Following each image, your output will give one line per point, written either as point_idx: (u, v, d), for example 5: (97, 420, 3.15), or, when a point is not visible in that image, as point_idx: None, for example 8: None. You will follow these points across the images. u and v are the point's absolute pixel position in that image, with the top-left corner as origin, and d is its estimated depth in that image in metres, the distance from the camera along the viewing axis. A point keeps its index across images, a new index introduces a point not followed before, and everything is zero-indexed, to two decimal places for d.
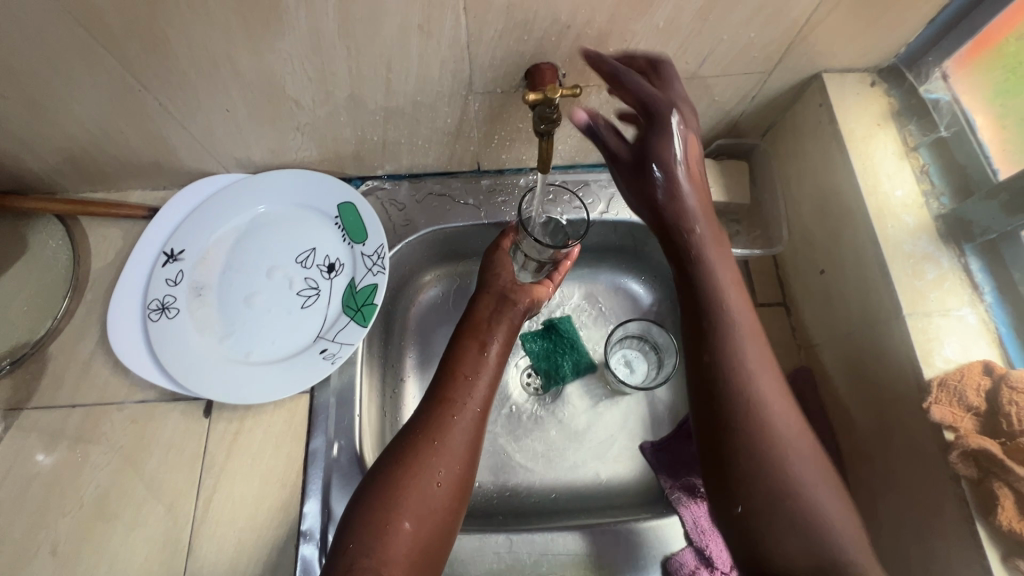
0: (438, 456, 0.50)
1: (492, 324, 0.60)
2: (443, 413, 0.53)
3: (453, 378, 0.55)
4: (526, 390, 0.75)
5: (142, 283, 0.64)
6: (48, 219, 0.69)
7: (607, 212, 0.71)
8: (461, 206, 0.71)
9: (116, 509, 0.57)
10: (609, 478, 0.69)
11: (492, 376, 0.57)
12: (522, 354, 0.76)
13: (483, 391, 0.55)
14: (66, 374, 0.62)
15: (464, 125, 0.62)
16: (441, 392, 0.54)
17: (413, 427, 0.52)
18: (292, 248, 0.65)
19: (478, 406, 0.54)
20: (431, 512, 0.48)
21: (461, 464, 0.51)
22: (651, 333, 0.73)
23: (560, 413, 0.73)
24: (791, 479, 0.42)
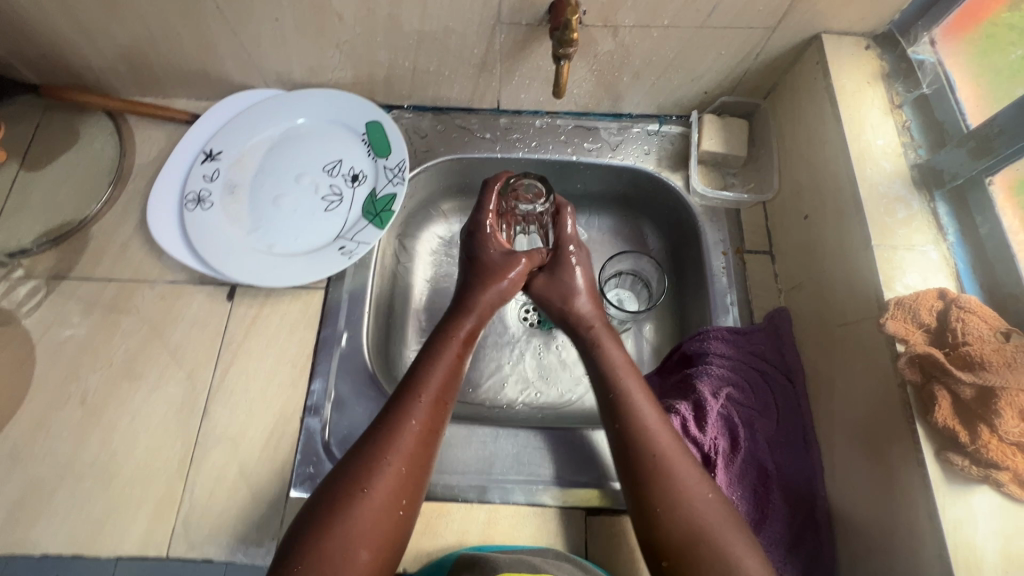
0: (383, 482, 0.49)
1: (456, 336, 0.60)
2: (398, 430, 0.52)
3: (408, 401, 0.54)
4: (524, 323, 0.80)
5: (180, 177, 0.70)
6: (101, 116, 0.75)
7: (614, 155, 0.76)
8: (479, 139, 0.76)
9: (141, 370, 0.62)
10: (593, 405, 0.74)
11: (444, 392, 0.56)
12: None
13: (431, 410, 0.54)
14: (105, 252, 0.68)
15: (489, 58, 0.68)
16: (397, 419, 0.53)
17: (361, 455, 0.51)
18: (320, 159, 0.71)
19: (425, 423, 0.53)
20: (377, 542, 0.47)
21: (407, 490, 0.50)
22: (642, 269, 0.79)
23: (553, 345, 0.78)
24: (701, 529, 0.48)
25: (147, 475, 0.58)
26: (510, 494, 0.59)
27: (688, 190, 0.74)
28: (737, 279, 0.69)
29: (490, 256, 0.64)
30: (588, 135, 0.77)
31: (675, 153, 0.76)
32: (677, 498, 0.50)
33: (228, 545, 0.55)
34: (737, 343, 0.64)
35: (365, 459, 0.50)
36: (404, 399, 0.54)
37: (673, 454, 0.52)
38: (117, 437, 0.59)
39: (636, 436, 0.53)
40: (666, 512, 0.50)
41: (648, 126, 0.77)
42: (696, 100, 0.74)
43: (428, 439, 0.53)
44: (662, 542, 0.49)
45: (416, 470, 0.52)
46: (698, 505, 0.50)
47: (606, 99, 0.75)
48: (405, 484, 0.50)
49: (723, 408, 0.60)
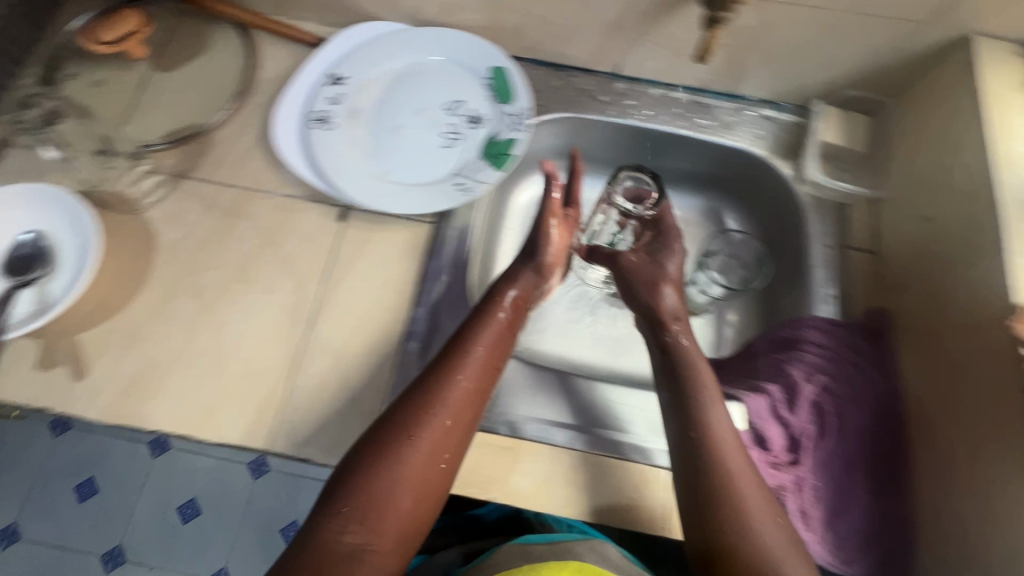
0: (428, 432, 0.50)
1: (504, 302, 0.61)
2: (449, 382, 0.53)
3: (461, 354, 0.55)
4: (604, 291, 0.80)
5: (304, 96, 0.71)
6: (231, 29, 0.77)
7: (725, 135, 0.76)
8: (595, 101, 0.77)
9: (253, 274, 0.65)
10: None
11: (493, 354, 0.57)
12: None
13: (479, 373, 0.55)
14: (226, 158, 0.70)
15: (625, 18, 0.68)
16: (445, 378, 0.53)
17: (408, 407, 0.51)
18: (441, 96, 0.71)
19: (474, 382, 0.54)
20: (417, 494, 0.48)
21: (452, 445, 0.51)
22: (735, 251, 0.80)
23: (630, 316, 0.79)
24: (751, 527, 0.48)
25: (253, 373, 0.60)
26: (597, 445, 0.61)
27: (798, 180, 0.73)
28: (838, 273, 0.69)
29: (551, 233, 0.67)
30: (702, 111, 0.76)
31: (788, 140, 0.75)
32: (728, 496, 0.50)
33: (325, 448, 0.58)
34: (833, 334, 0.64)
35: (413, 408, 0.51)
36: (452, 361, 0.55)
37: (731, 455, 0.53)
38: (227, 333, 0.62)
39: (695, 423, 0.55)
40: (720, 501, 0.50)
41: (764, 111, 0.76)
42: (820, 90, 0.74)
43: (475, 400, 0.54)
44: (705, 536, 0.49)
45: (462, 426, 0.52)
46: (751, 504, 0.50)
47: (729, 77, 0.74)
48: (450, 438, 0.51)
49: (813, 395, 0.62)
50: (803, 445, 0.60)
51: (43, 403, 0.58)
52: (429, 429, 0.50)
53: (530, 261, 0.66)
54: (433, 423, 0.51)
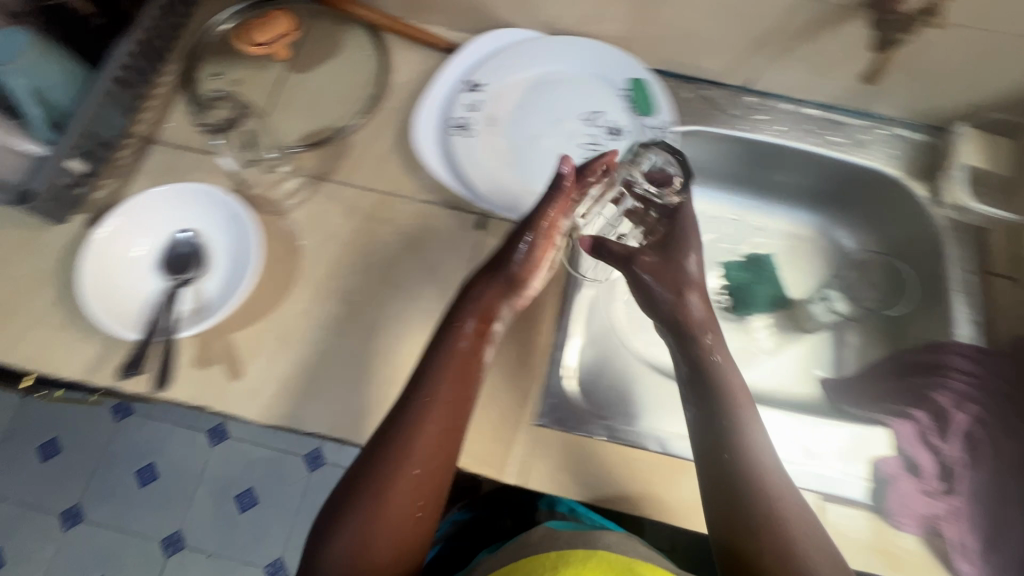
0: (405, 485, 0.47)
1: (491, 338, 0.54)
2: (415, 428, 0.49)
3: (412, 389, 0.51)
4: (718, 303, 0.83)
5: (441, 102, 0.71)
6: (362, 32, 0.77)
7: (857, 155, 0.75)
8: (724, 114, 0.76)
9: (397, 280, 0.65)
10: (788, 392, 0.77)
11: (460, 393, 0.51)
12: (718, 271, 0.84)
13: (459, 379, 0.51)
14: (363, 161, 0.70)
15: (773, 34, 0.67)
16: (417, 382, 0.51)
17: (403, 422, 0.49)
18: (579, 106, 0.71)
19: (443, 425, 0.50)
20: (403, 511, 0.47)
21: (428, 494, 0.48)
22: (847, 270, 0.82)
23: (745, 329, 0.82)
24: None
25: (403, 379, 0.60)
26: None
27: (933, 203, 0.72)
28: (978, 299, 0.68)
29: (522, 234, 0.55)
30: (833, 129, 0.76)
31: (921, 162, 0.74)
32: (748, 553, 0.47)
33: (477, 458, 0.56)
34: (981, 361, 0.64)
35: (382, 456, 0.48)
36: (438, 369, 0.51)
37: (747, 505, 0.49)
38: (375, 338, 0.62)
39: (716, 466, 0.51)
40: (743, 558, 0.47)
41: (897, 130, 0.75)
42: (960, 111, 0.72)
43: (451, 408, 0.50)
44: None
45: (438, 474, 0.49)
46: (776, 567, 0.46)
47: (866, 95, 0.73)
48: (425, 489, 0.48)
49: (964, 422, 0.62)
50: (955, 471, 0.60)
51: (202, 402, 0.58)
52: (417, 446, 0.48)
53: (512, 260, 0.55)
54: (407, 474, 0.47)
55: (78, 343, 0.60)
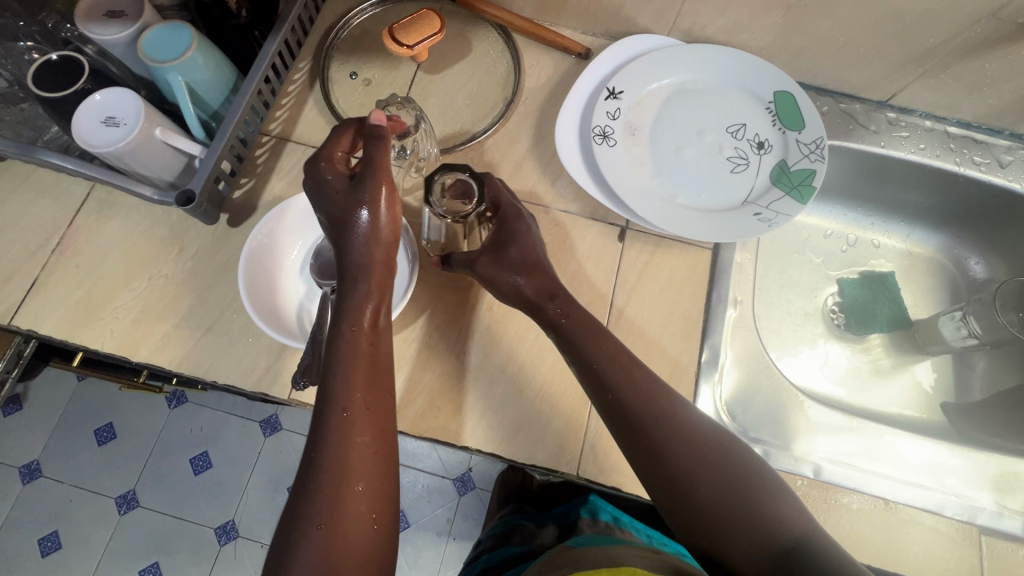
0: (325, 488, 0.44)
1: (365, 330, 0.51)
2: (346, 437, 0.46)
3: (327, 394, 0.47)
4: (831, 320, 0.81)
5: (579, 109, 0.70)
6: (493, 33, 0.75)
7: (1001, 176, 0.73)
8: (863, 130, 0.74)
9: None
10: (910, 412, 0.76)
11: (371, 393, 0.48)
12: (833, 285, 0.83)
13: (374, 384, 0.49)
14: (500, 167, 0.69)
15: (934, 51, 0.65)
16: (330, 382, 0.48)
17: (329, 434, 0.46)
18: (721, 117, 0.69)
19: (372, 432, 0.47)
20: (364, 522, 0.45)
21: (379, 503, 0.46)
22: (966, 290, 0.82)
23: (863, 349, 0.80)
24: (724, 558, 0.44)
25: (554, 394, 0.60)
26: (905, 496, 0.59)
27: None
28: None
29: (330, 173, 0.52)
30: (975, 148, 0.73)
31: None
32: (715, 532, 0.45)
33: (635, 477, 0.57)
34: None
35: (329, 472, 0.45)
36: (345, 364, 0.49)
37: (708, 483, 0.46)
38: (522, 351, 0.62)
39: (648, 447, 0.48)
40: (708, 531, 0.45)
41: None
42: None
43: (375, 413, 0.48)
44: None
45: (381, 482, 0.47)
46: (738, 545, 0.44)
47: (1014, 116, 0.71)
48: (337, 488, 0.44)
49: None
50: None
51: None
52: (333, 446, 0.46)
53: (352, 236, 0.51)
54: (351, 486, 0.45)
55: (228, 346, 0.59)
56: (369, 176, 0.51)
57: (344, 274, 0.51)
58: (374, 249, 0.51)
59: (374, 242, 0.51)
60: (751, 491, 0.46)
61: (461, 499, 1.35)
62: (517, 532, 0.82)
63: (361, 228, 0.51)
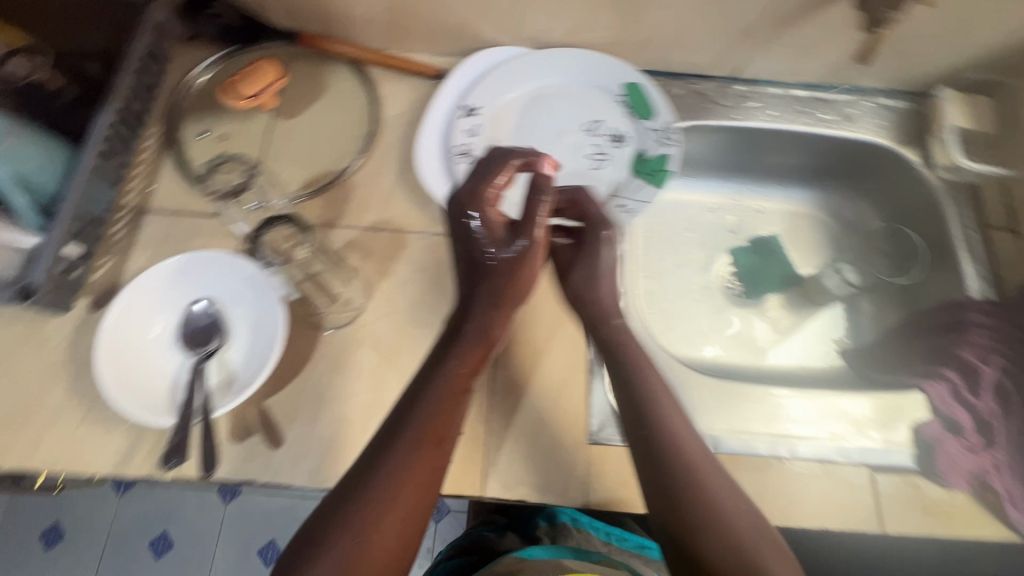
0: (358, 521, 0.41)
1: (470, 361, 0.46)
2: (385, 475, 0.42)
3: (402, 425, 0.44)
4: (729, 288, 0.84)
5: (440, 131, 0.70)
6: (347, 69, 0.75)
7: (849, 129, 0.77)
8: (718, 106, 0.77)
9: (424, 318, 0.63)
10: (811, 364, 0.79)
11: (439, 430, 0.44)
12: (725, 255, 0.86)
13: (440, 421, 0.44)
14: (370, 200, 0.69)
15: (759, 24, 0.68)
16: (413, 409, 0.45)
17: (389, 457, 0.43)
18: (578, 117, 0.71)
19: (426, 470, 0.43)
20: (383, 570, 0.41)
21: (407, 546, 0.42)
22: (846, 237, 0.86)
23: (762, 313, 0.83)
24: None
25: None
26: (801, 451, 0.60)
27: (927, 165, 0.75)
28: (982, 255, 0.71)
29: (488, 217, 0.49)
30: (822, 108, 0.78)
31: (909, 129, 0.77)
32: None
33: (539, 487, 0.57)
34: (997, 312, 0.67)
35: (362, 504, 0.42)
36: (436, 394, 0.45)
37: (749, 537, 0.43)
38: None
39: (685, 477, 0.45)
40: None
41: (882, 101, 0.77)
42: (939, 76, 0.75)
43: (430, 457, 0.44)
44: None
45: (410, 527, 0.42)
46: None
47: (850, 71, 0.75)
48: (371, 534, 0.41)
49: (994, 370, 0.64)
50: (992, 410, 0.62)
51: (247, 476, 0.56)
52: (382, 480, 0.42)
53: (495, 281, 0.47)
54: (381, 515, 0.42)
55: (102, 436, 0.56)
56: (524, 230, 0.48)
57: (488, 326, 0.47)
58: (506, 281, 0.48)
59: (501, 301, 0.47)
60: (773, 572, 0.42)
61: (436, 526, 1.33)
62: (473, 546, 0.75)
63: (503, 270, 0.48)
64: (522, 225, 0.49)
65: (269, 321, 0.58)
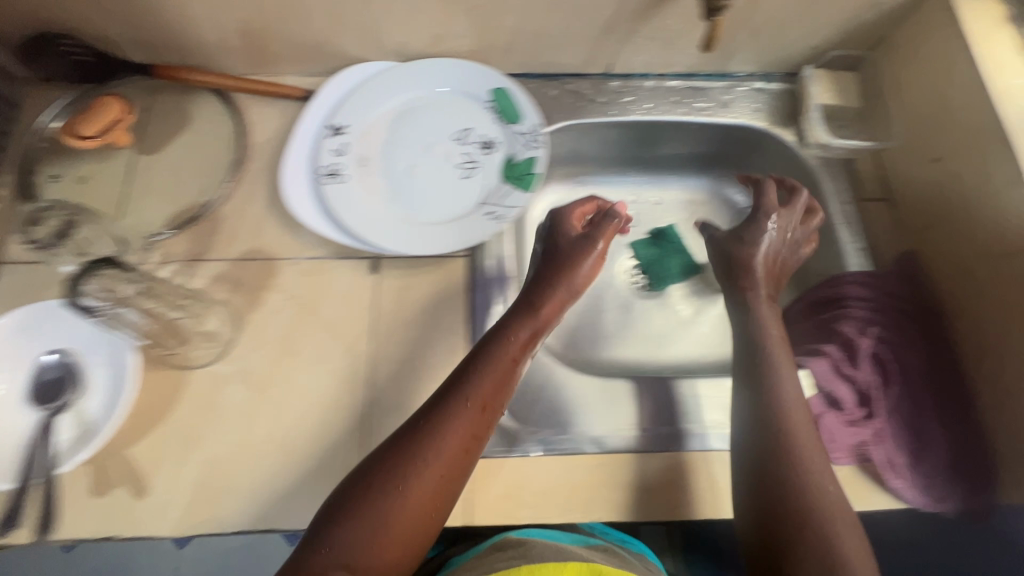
0: (410, 473, 0.46)
1: (513, 339, 0.54)
2: (442, 427, 0.48)
3: (457, 390, 0.50)
4: (632, 283, 0.83)
5: (307, 153, 0.69)
6: (212, 98, 0.73)
7: (726, 115, 0.78)
8: (594, 104, 0.77)
9: (298, 346, 0.62)
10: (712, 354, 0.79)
11: (492, 397, 0.50)
12: (626, 253, 0.85)
13: (494, 388, 0.51)
14: (239, 230, 0.67)
15: (615, 19, 0.69)
16: (467, 378, 0.51)
17: (441, 411, 0.49)
18: (447, 126, 0.70)
19: (468, 432, 0.49)
20: (419, 517, 0.45)
21: (443, 495, 0.47)
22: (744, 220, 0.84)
23: (665, 306, 0.83)
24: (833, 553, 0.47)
25: (326, 448, 0.58)
26: (687, 441, 0.61)
27: (802, 144, 0.76)
28: (860, 228, 0.72)
29: (568, 234, 0.62)
30: (698, 96, 0.78)
31: (783, 109, 0.78)
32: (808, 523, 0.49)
33: None
34: (873, 284, 0.67)
35: (413, 453, 0.47)
36: (490, 367, 0.52)
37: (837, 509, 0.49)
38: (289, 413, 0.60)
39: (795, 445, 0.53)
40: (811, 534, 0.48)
41: (756, 85, 0.78)
42: (805, 56, 0.76)
43: (484, 419, 0.50)
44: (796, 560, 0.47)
45: (449, 476, 0.47)
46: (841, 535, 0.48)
47: (717, 58, 0.76)
48: (432, 486, 0.46)
49: (872, 346, 0.64)
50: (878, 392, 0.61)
51: (109, 530, 0.54)
52: (436, 437, 0.47)
53: (564, 279, 0.59)
54: (426, 464, 0.47)
55: None
56: (596, 235, 0.62)
57: (521, 306, 0.57)
58: (556, 283, 0.58)
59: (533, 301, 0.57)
60: (841, 531, 0.48)
61: None
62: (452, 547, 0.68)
63: (565, 277, 0.59)
64: (563, 233, 0.63)
65: (118, 364, 0.57)
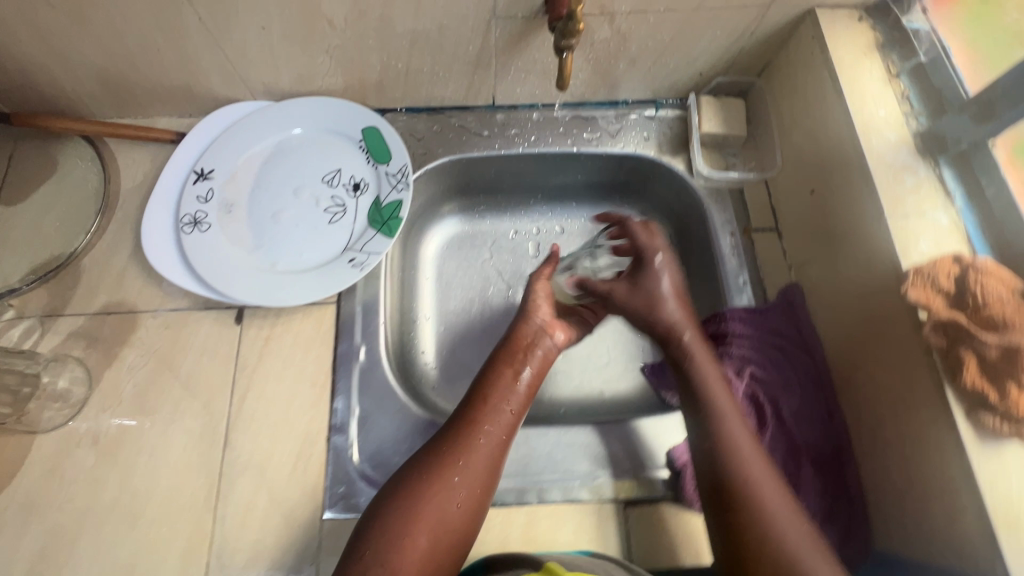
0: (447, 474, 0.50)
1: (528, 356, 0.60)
2: (475, 438, 0.52)
3: (482, 403, 0.55)
4: None
5: (171, 200, 0.67)
6: (81, 144, 0.71)
7: (614, 145, 0.76)
8: (477, 137, 0.75)
9: (154, 405, 0.60)
10: (611, 394, 0.75)
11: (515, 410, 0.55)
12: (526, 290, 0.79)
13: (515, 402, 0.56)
14: (99, 283, 0.65)
15: (484, 54, 0.67)
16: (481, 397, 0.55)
17: (464, 419, 0.54)
18: (317, 168, 0.70)
19: (500, 434, 0.53)
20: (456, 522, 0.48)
21: (477, 496, 0.50)
22: None
23: None
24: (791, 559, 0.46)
25: (175, 512, 0.56)
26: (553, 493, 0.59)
27: (691, 173, 0.74)
28: (748, 259, 0.70)
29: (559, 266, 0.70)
30: (586, 126, 0.76)
31: (674, 136, 0.76)
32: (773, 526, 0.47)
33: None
34: (755, 322, 0.65)
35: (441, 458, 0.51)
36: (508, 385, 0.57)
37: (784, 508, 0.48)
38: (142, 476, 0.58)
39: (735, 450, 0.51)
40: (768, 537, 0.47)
41: (646, 112, 0.76)
42: (692, 83, 0.74)
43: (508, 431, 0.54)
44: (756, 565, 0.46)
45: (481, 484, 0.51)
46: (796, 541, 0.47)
47: (603, 88, 0.74)
48: (473, 490, 0.50)
49: (748, 388, 0.62)
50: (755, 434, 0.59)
51: None
52: (464, 441, 0.52)
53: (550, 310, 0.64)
54: (460, 467, 0.50)
55: None
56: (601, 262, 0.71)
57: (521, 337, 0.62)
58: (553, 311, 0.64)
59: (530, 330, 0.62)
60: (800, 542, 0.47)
61: None
62: None
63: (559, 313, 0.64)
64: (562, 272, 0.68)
65: None
